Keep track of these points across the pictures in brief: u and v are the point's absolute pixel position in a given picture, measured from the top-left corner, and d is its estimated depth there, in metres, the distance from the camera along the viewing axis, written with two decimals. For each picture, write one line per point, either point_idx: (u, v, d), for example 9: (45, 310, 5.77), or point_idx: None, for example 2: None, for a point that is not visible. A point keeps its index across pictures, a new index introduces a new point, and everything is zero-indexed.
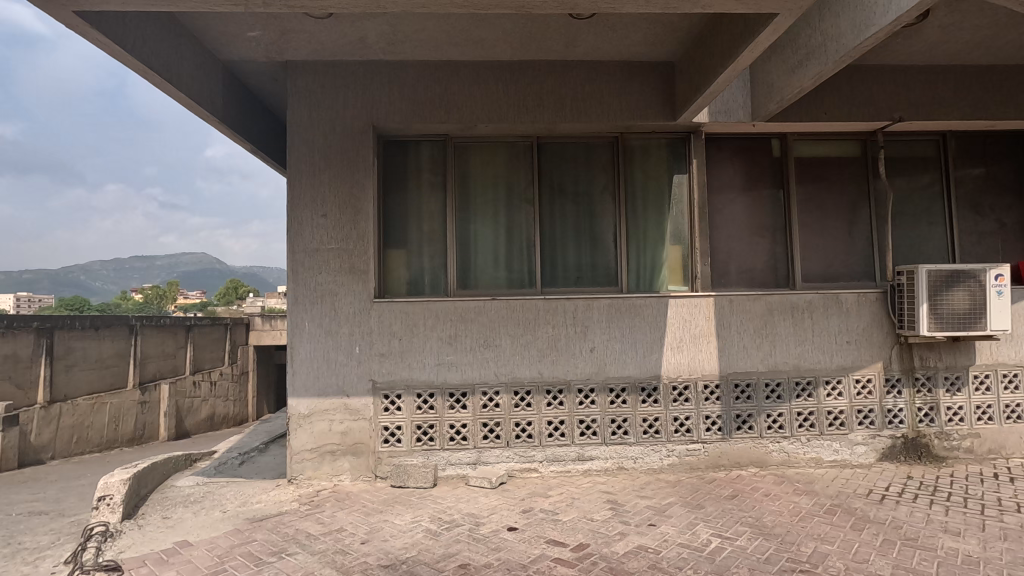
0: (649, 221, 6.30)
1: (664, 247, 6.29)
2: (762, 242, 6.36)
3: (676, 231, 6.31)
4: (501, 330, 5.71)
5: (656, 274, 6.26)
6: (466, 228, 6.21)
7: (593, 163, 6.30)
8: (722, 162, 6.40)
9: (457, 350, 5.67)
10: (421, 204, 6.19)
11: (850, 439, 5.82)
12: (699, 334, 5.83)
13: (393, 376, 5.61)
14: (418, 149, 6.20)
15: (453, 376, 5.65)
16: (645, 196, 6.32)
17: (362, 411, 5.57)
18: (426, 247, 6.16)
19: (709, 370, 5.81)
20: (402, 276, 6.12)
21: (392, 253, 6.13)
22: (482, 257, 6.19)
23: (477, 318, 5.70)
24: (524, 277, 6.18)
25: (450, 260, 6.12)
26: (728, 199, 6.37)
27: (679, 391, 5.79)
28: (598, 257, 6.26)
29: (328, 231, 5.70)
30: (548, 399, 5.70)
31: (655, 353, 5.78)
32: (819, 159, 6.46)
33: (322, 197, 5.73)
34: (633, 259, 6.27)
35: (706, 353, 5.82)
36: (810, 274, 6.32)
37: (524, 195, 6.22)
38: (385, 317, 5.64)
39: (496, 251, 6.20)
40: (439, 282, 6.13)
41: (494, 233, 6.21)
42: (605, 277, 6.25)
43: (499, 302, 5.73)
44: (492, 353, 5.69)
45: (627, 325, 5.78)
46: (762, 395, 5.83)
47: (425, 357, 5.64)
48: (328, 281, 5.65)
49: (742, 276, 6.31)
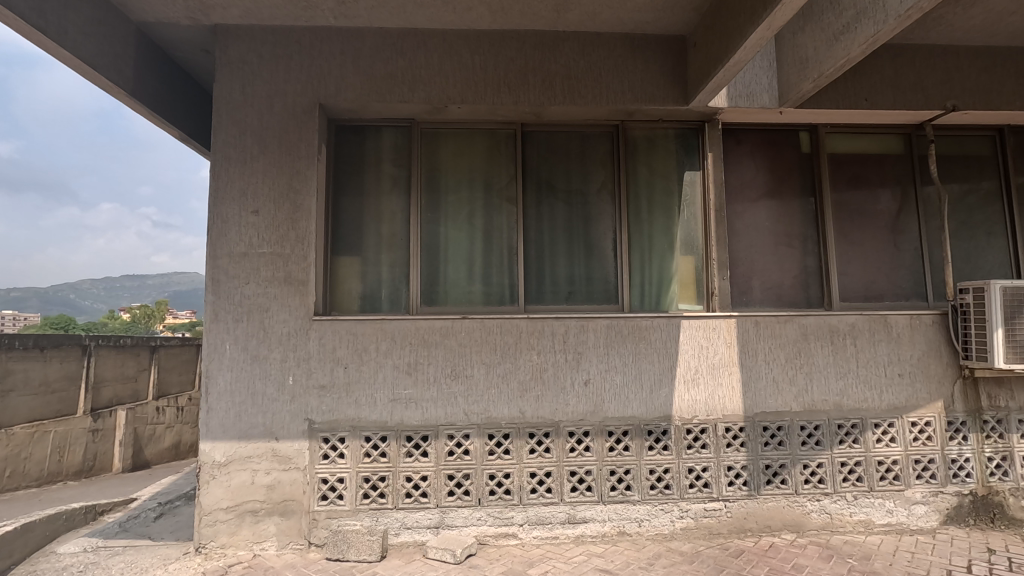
0: (656, 228, 5.24)
1: (674, 257, 5.22)
2: (791, 254, 5.29)
3: (688, 240, 5.25)
4: (473, 358, 4.58)
5: (665, 290, 5.19)
6: (434, 232, 5.10)
7: (589, 156, 5.25)
8: (742, 159, 5.37)
9: (418, 382, 4.53)
10: (379, 202, 5.09)
11: (906, 497, 4.70)
12: (718, 365, 4.71)
13: (335, 414, 4.45)
14: (378, 136, 5.13)
15: (412, 415, 4.50)
16: (651, 196, 5.26)
17: (294, 459, 4.38)
18: (385, 254, 5.05)
19: (731, 409, 4.69)
20: (355, 289, 5.00)
21: (343, 261, 5.02)
22: (453, 268, 5.08)
23: (443, 342, 4.58)
24: (504, 292, 5.07)
25: (413, 270, 5.00)
26: (749, 202, 5.32)
27: (695, 435, 4.65)
28: (595, 269, 5.17)
29: (260, 231, 4.57)
30: (531, 445, 4.54)
31: (664, 388, 4.65)
32: (856, 156, 5.43)
33: (253, 189, 4.61)
34: (636, 272, 5.18)
35: (728, 388, 4.70)
36: (849, 293, 5.24)
37: (506, 194, 5.14)
38: (328, 339, 4.51)
39: (470, 261, 5.09)
40: (400, 298, 5.00)
41: (468, 239, 5.11)
42: (603, 293, 5.15)
43: (471, 322, 4.62)
44: (461, 386, 4.55)
45: (629, 351, 4.67)
46: (797, 441, 4.70)
47: (376, 391, 4.50)
48: (258, 293, 4.51)
49: (768, 294, 5.22)
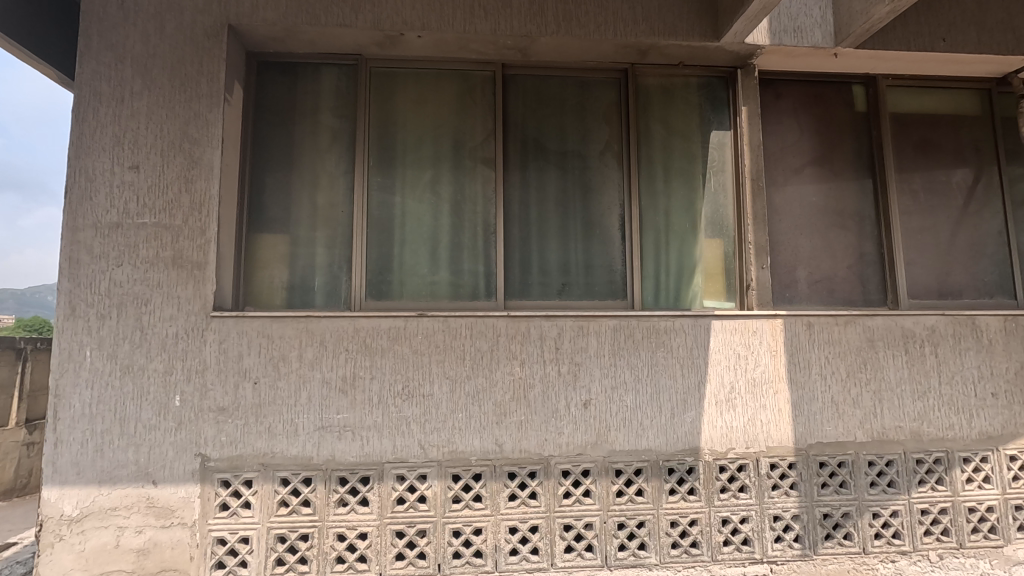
0: (674, 202, 4.08)
1: (697, 241, 4.07)
2: (845, 238, 4.15)
3: (715, 218, 4.09)
4: (432, 370, 3.37)
5: (685, 282, 4.03)
6: (387, 204, 3.88)
7: (589, 109, 4.08)
8: (782, 117, 4.22)
9: (356, 403, 3.30)
10: (313, 164, 3.87)
11: (1006, 557, 3.56)
12: (760, 381, 3.57)
13: (239, 449, 3.20)
14: (314, 77, 3.92)
15: (347, 449, 3.27)
16: (667, 162, 4.10)
17: (178, 512, 3.13)
18: (320, 232, 3.83)
19: (778, 440, 3.53)
20: (278, 278, 3.76)
21: (264, 241, 3.78)
22: (410, 251, 3.86)
23: (392, 349, 3.37)
24: (477, 283, 3.86)
25: (357, 253, 3.78)
26: (793, 172, 4.17)
27: (730, 475, 3.48)
28: (596, 254, 3.98)
29: (139, 193, 3.32)
30: (511, 489, 3.34)
31: (689, 412, 3.48)
32: (923, 117, 4.31)
33: (131, 136, 3.36)
34: (649, 259, 4.01)
35: (772, 411, 3.55)
36: (918, 288, 4.11)
37: (482, 155, 3.94)
38: (232, 344, 3.27)
39: (433, 242, 3.88)
40: (339, 290, 3.78)
41: (430, 212, 3.90)
42: (606, 285, 3.97)
43: (430, 321, 3.42)
44: (415, 410, 3.33)
45: (643, 363, 3.49)
46: (865, 482, 3.54)
47: (297, 417, 3.26)
48: (135, 280, 3.26)
49: (817, 289, 4.08)
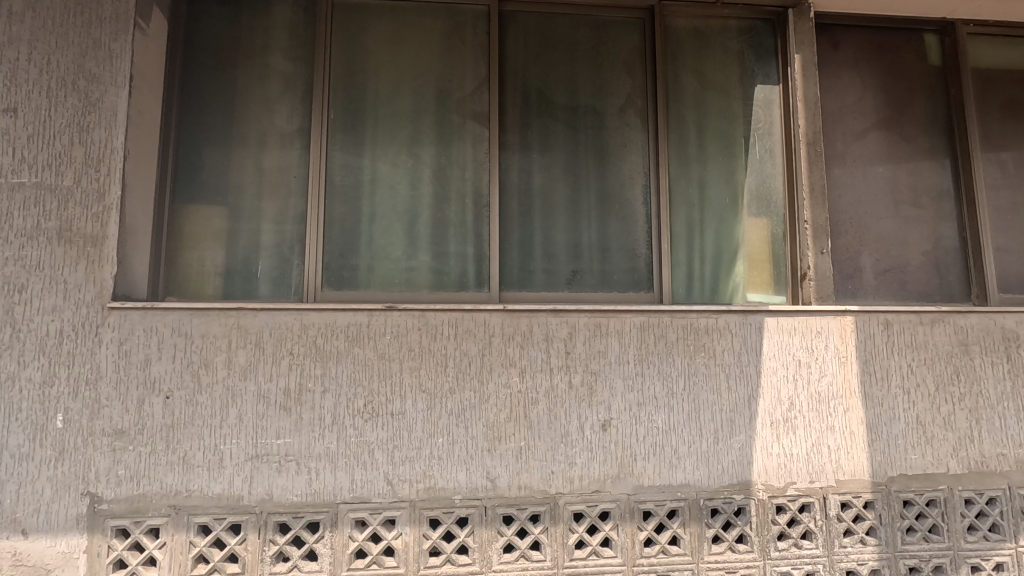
0: (710, 172, 3.31)
1: (738, 220, 3.29)
2: (919, 218, 3.37)
3: (761, 192, 3.32)
4: (404, 382, 2.57)
5: (723, 271, 3.26)
6: (351, 170, 3.07)
7: (606, 55, 3.29)
8: (841, 71, 3.45)
9: (302, 425, 2.50)
10: (258, 118, 3.05)
11: None
12: (827, 396, 2.78)
13: (141, 486, 2.39)
14: (261, 10, 3.11)
15: (289, 486, 2.46)
16: (702, 122, 3.32)
17: (55, 572, 2.31)
18: (266, 204, 3.01)
19: (850, 472, 2.74)
20: (210, 261, 2.93)
21: (192, 213, 2.95)
22: (379, 229, 3.05)
23: (352, 354, 2.57)
24: (465, 270, 3.06)
25: (313, 230, 2.97)
26: (855, 138, 3.40)
27: (790, 518, 2.70)
28: (614, 235, 3.20)
29: (16, 144, 2.51)
30: (507, 538, 2.54)
31: (738, 435, 2.70)
32: (1011, 72, 3.54)
33: (7, 70, 2.54)
34: (680, 242, 3.23)
35: (842, 435, 2.76)
36: (1010, 280, 3.34)
37: (472, 110, 3.15)
38: (136, 346, 2.45)
39: (410, 218, 3.07)
40: (289, 277, 2.97)
41: (407, 180, 3.09)
42: (626, 273, 3.18)
43: (402, 318, 2.62)
44: (382, 434, 2.53)
45: (677, 373, 2.71)
46: (960, 526, 2.77)
47: (223, 443, 2.45)
48: (7, 259, 2.44)
49: (886, 280, 3.30)
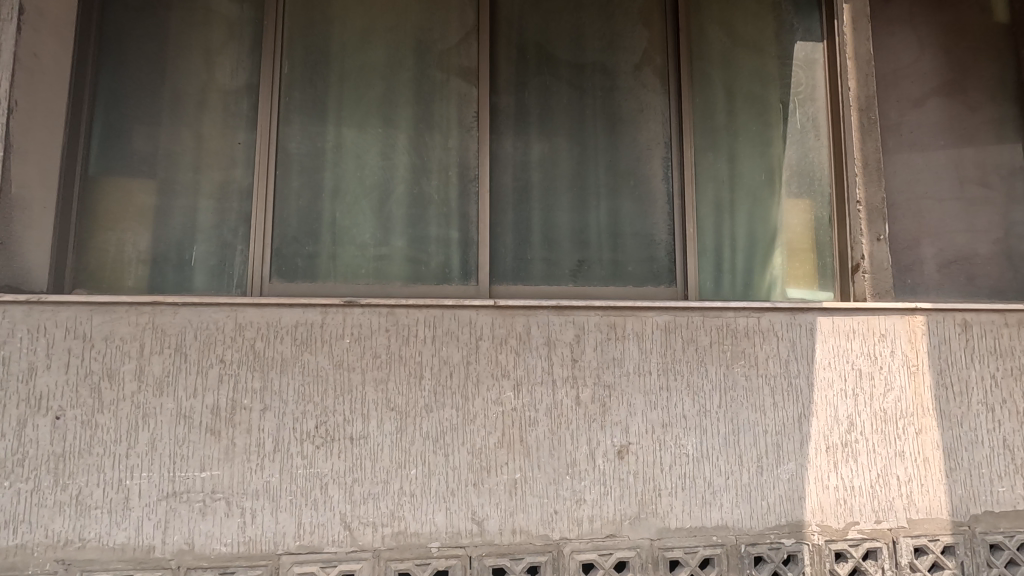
0: (742, 144, 2.78)
1: (775, 201, 2.76)
2: (991, 200, 2.82)
3: (802, 169, 2.78)
4: (367, 398, 2.03)
5: (759, 261, 2.72)
6: (310, 136, 2.51)
7: (618, 3, 2.75)
8: (895, 27, 2.92)
9: (234, 454, 1.94)
10: (196, 72, 2.50)
11: None
12: (894, 415, 2.25)
13: (20, 534, 1.83)
14: None
15: (216, 533, 1.91)
16: (732, 84, 2.79)
17: None
18: (204, 176, 2.45)
19: (924, 509, 2.21)
20: (132, 246, 2.38)
21: (110, 187, 2.39)
22: (343, 208, 2.49)
23: (301, 362, 2.02)
24: (449, 258, 2.51)
25: (260, 208, 2.42)
26: (911, 105, 2.87)
27: (852, 567, 2.16)
28: (628, 218, 2.66)
29: None
30: None
31: (785, 464, 2.17)
32: None
33: None
34: (708, 226, 2.70)
35: (914, 463, 2.23)
36: None
37: (458, 66, 2.61)
38: (17, 352, 1.90)
39: (380, 196, 2.52)
40: (231, 266, 2.41)
41: (377, 150, 2.54)
42: (642, 263, 2.64)
43: (365, 316, 2.07)
44: (338, 465, 1.98)
45: (710, 386, 2.18)
46: None
47: (129, 477, 1.89)
48: None
49: (951, 273, 2.76)
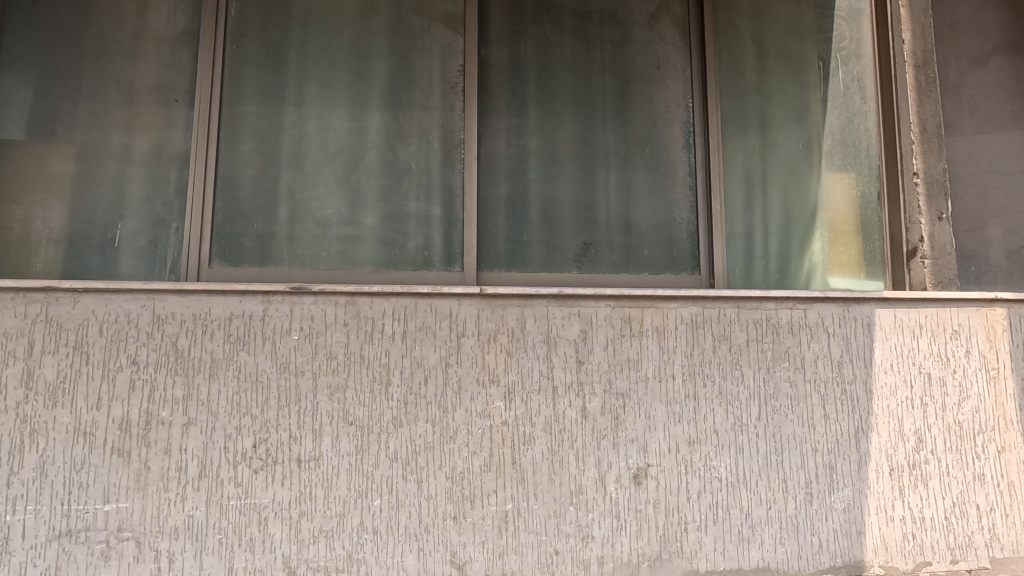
0: (775, 109, 2.37)
1: (814, 175, 2.35)
2: None
3: (847, 137, 2.36)
4: (319, 409, 1.61)
5: (796, 245, 2.31)
6: (262, 93, 2.10)
7: None
8: None
9: (148, 481, 1.53)
10: (125, 15, 2.08)
11: None
12: (972, 430, 1.83)
13: None
14: None
15: None
16: (764, 38, 2.38)
17: None
18: (132, 140, 2.04)
19: (1009, 546, 1.80)
20: (43, 223, 1.96)
21: (17, 152, 1.98)
22: (300, 178, 2.07)
23: (236, 364, 1.60)
24: (428, 239, 2.09)
25: (200, 178, 2.01)
26: (973, 64, 2.45)
27: None
28: (642, 193, 2.25)
29: None
30: None
31: (840, 491, 1.76)
32: None
33: None
34: (736, 204, 2.29)
35: (997, 488, 1.82)
36: None
37: (440, 12, 2.19)
38: None
39: (345, 164, 2.09)
40: (163, 248, 1.99)
41: (343, 109, 2.12)
42: (660, 247, 2.23)
43: (318, 307, 1.65)
44: (282, 494, 1.57)
45: (745, 395, 1.78)
46: None
47: (11, 512, 1.48)
48: None
49: None
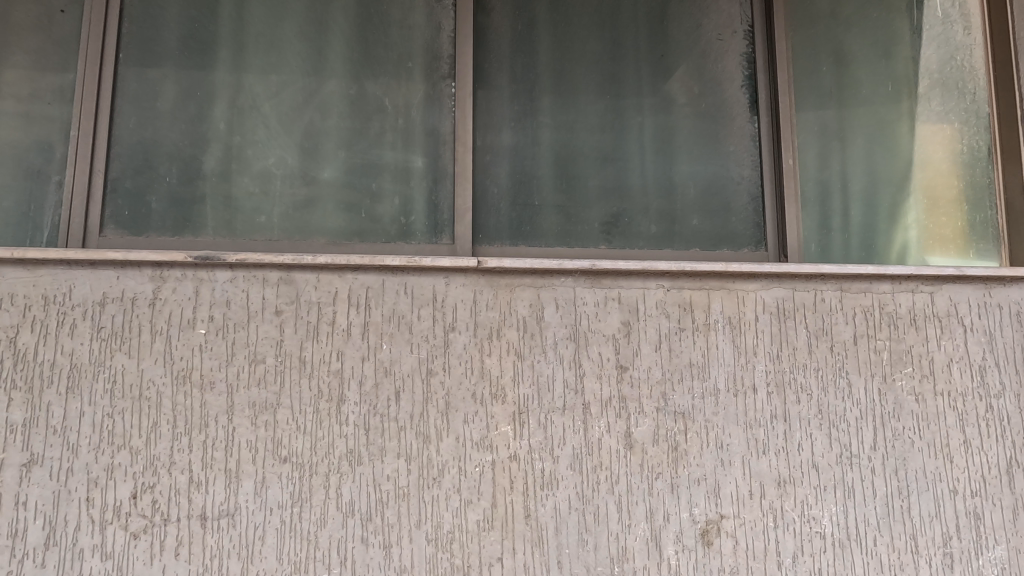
0: (856, 40, 1.84)
1: (907, 125, 1.83)
2: None
3: (947, 77, 1.84)
4: (235, 440, 1.07)
5: (886, 214, 1.79)
6: (182, 3, 1.54)
7: None
8: None
9: None
10: None
11: None
12: None
13: None
14: None
15: None
16: None
17: None
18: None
19: None
20: None
21: None
22: (232, 118, 1.51)
23: (109, 371, 1.07)
24: (407, 201, 1.55)
25: (92, 115, 1.45)
26: None
27: None
28: (689, 145, 1.72)
29: None
30: None
31: (991, 551, 1.23)
32: None
33: None
34: (810, 161, 1.77)
35: None
36: None
37: None
38: None
39: (295, 99, 1.55)
40: (38, 208, 1.42)
41: (293, 28, 1.58)
42: (712, 215, 1.70)
43: (237, 288, 1.12)
44: (175, 571, 1.04)
45: (853, 414, 1.26)
46: None
47: None
48: None
49: None
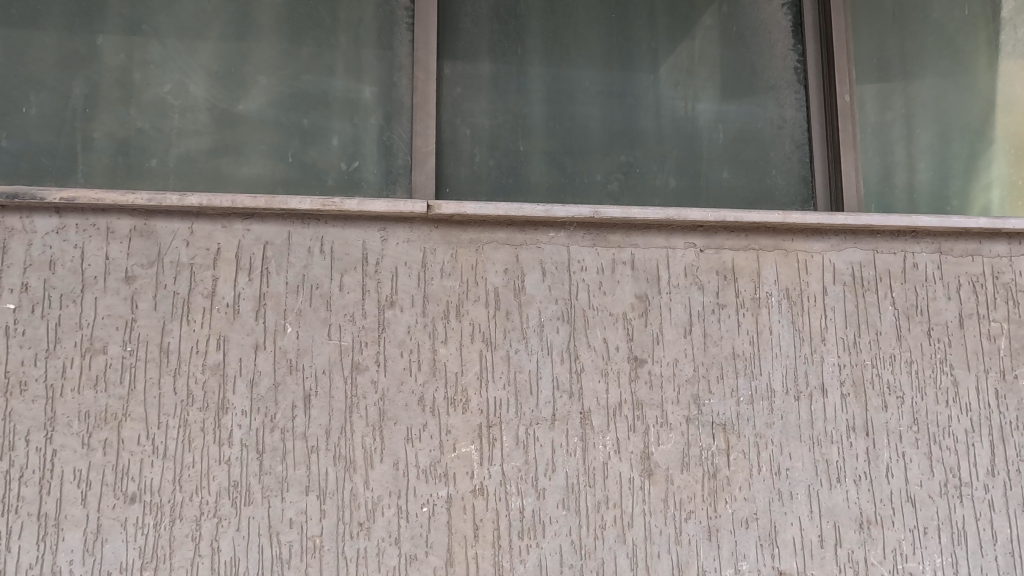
0: None
1: (988, 55, 1.45)
2: None
3: None
4: (59, 465, 0.86)
5: (964, 167, 1.41)
6: None
7: None
8: None
9: None
10: None
11: None
12: None
13: None
14: None
15: None
16: None
17: None
18: None
19: None
20: None
21: None
22: (114, 29, 1.14)
23: None
24: (353, 143, 1.18)
25: None
26: None
27: None
28: (715, 80, 1.35)
29: None
30: None
31: None
32: None
33: None
34: (868, 103, 1.40)
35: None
36: None
37: None
38: None
39: (200, 9, 1.17)
40: None
41: None
42: (748, 168, 1.33)
43: (66, 242, 0.90)
44: None
45: (961, 426, 0.99)
46: None
47: None
48: None
49: None
